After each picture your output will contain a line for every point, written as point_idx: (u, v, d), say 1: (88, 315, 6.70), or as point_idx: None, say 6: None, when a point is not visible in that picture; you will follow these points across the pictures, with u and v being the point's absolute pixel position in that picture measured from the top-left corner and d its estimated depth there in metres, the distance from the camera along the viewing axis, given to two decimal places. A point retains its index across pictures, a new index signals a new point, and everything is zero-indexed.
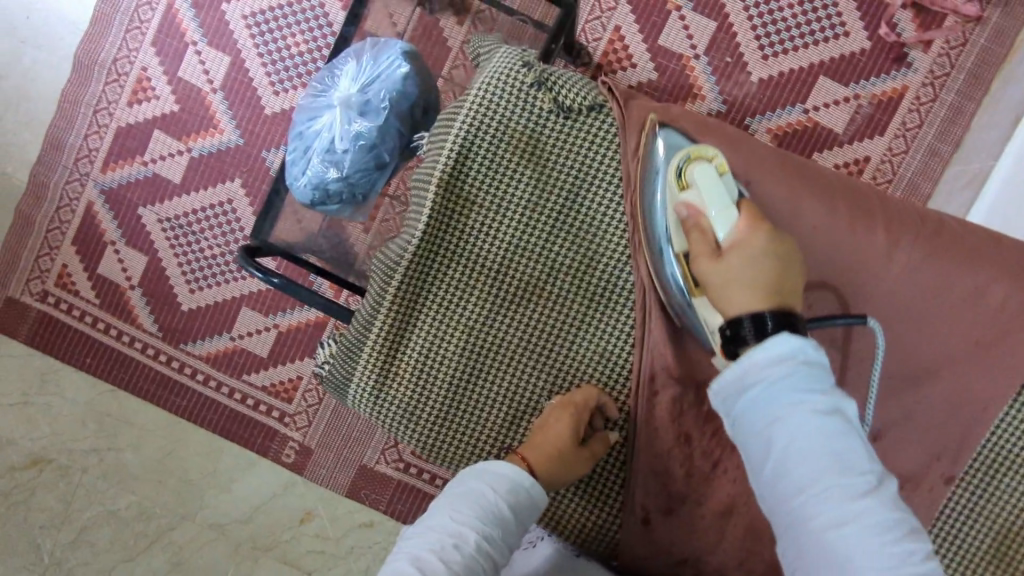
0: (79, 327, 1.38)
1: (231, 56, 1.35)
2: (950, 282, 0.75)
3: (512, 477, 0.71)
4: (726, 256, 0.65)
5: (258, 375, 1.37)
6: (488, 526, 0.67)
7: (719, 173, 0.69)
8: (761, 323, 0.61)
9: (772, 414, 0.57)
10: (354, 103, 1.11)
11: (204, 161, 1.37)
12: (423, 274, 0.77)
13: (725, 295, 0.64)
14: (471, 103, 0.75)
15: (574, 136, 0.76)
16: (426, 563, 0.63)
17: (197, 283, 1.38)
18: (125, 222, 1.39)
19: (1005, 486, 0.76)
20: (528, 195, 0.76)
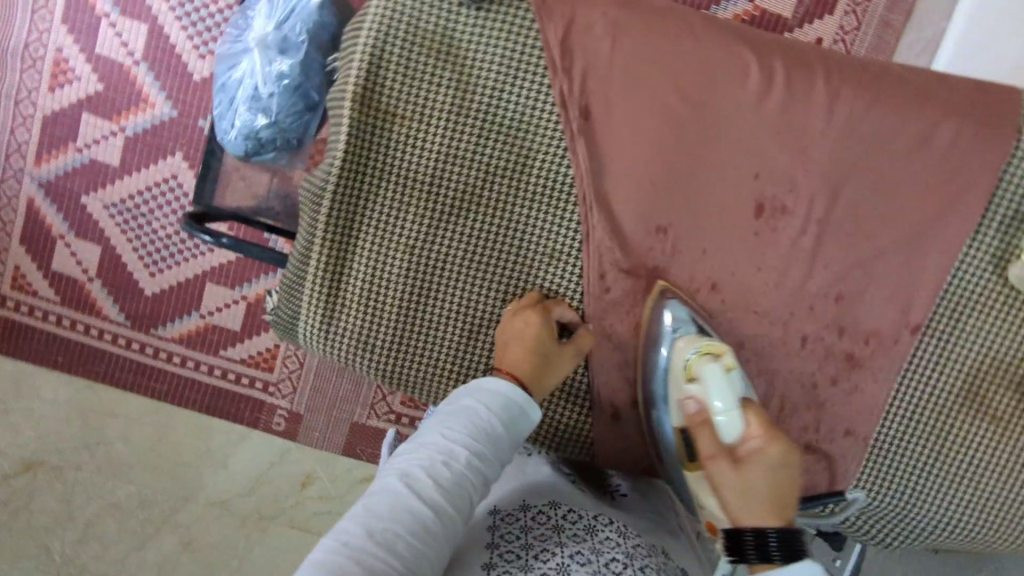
0: (46, 327, 1.36)
1: (148, 24, 1.27)
2: (902, 127, 0.72)
3: (504, 394, 0.65)
4: (742, 462, 0.58)
5: (236, 349, 1.35)
6: (481, 444, 0.61)
7: (727, 368, 0.66)
8: (766, 541, 0.53)
9: None
10: (271, 42, 1.06)
11: (140, 139, 1.30)
12: (354, 195, 0.73)
13: (734, 501, 0.57)
14: (375, 8, 0.71)
15: (489, 27, 0.71)
16: (415, 480, 0.57)
17: (155, 265, 1.34)
18: (71, 214, 1.33)
19: (971, 326, 0.75)
20: (451, 97, 0.72)
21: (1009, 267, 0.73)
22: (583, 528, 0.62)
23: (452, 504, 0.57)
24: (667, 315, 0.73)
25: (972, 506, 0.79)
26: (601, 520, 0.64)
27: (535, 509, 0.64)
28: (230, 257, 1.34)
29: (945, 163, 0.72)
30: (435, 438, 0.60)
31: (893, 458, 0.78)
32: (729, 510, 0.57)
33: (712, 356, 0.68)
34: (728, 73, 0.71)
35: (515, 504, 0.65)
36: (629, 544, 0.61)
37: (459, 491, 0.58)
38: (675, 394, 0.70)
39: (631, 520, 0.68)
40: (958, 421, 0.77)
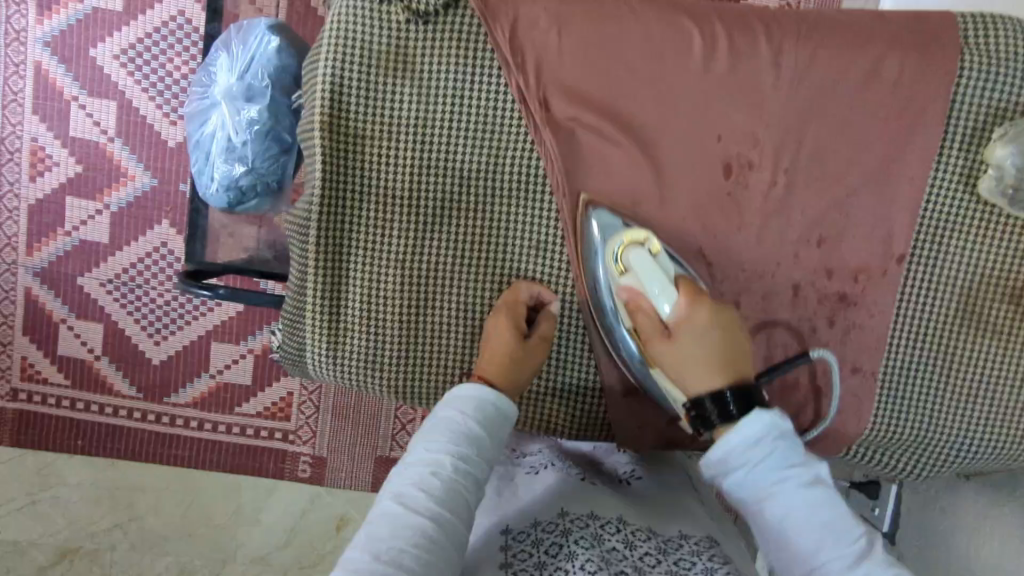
0: (59, 412, 1.37)
1: (116, 100, 1.31)
2: (849, 67, 0.75)
3: (476, 395, 0.68)
4: (675, 336, 0.68)
5: (251, 404, 1.36)
6: (463, 446, 0.64)
7: (654, 254, 0.72)
8: (723, 403, 0.64)
9: (760, 494, 0.59)
10: (237, 92, 1.09)
11: (126, 212, 1.33)
12: (338, 221, 0.75)
13: (678, 368, 0.68)
14: (328, 38, 0.73)
15: (438, 37, 0.73)
16: (409, 496, 0.60)
17: (158, 333, 1.36)
18: (69, 297, 1.35)
19: (955, 246, 0.77)
20: (415, 111, 0.74)
21: (980, 185, 0.75)
22: (590, 536, 0.62)
23: (447, 510, 0.60)
24: (595, 224, 0.75)
25: (988, 425, 0.79)
26: (609, 528, 0.64)
27: (546, 522, 0.64)
28: (231, 314, 1.35)
29: (896, 94, 0.75)
30: (418, 455, 0.63)
31: (902, 388, 0.79)
32: (681, 382, 0.69)
33: (636, 244, 0.72)
34: (672, 44, 0.74)
35: (525, 522, 0.66)
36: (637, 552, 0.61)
37: (452, 496, 0.61)
38: (607, 287, 0.74)
39: (641, 514, 0.68)
40: (960, 340, 0.78)
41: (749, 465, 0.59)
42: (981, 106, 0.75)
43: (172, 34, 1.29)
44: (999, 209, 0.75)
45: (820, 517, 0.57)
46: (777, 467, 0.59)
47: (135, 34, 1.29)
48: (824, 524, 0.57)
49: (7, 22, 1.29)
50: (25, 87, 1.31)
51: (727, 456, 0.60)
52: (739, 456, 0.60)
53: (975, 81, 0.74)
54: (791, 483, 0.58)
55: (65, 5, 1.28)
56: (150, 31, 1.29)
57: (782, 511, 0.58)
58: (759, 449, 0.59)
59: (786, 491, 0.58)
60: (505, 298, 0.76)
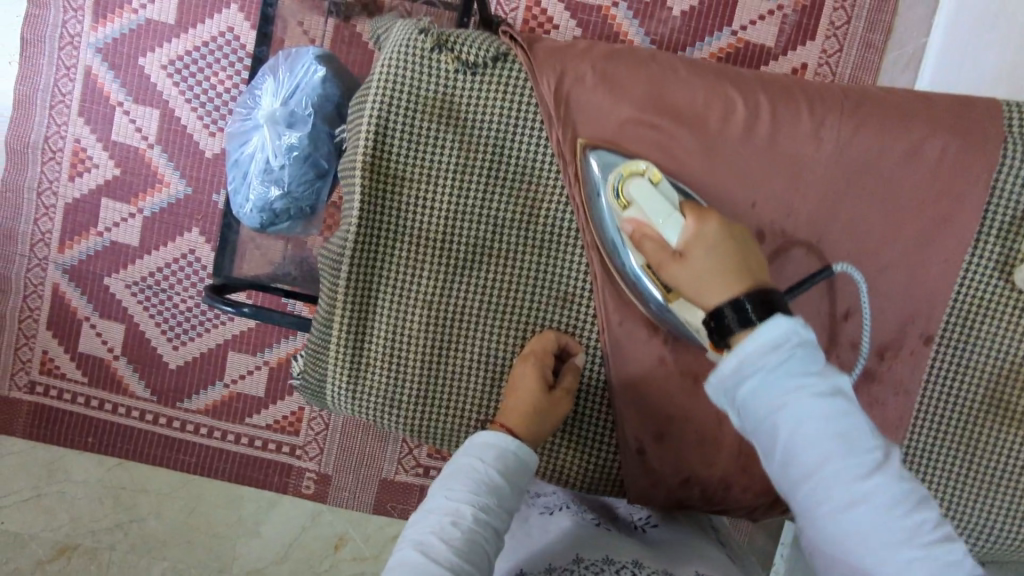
0: (74, 408, 1.38)
1: (160, 108, 1.34)
2: (890, 145, 0.75)
3: (497, 444, 0.69)
4: (687, 255, 0.62)
5: (260, 416, 1.37)
6: (483, 496, 0.64)
7: (654, 183, 0.69)
8: (741, 308, 0.56)
9: (773, 404, 0.52)
10: (280, 117, 1.11)
11: (158, 218, 1.36)
12: (370, 258, 0.76)
13: (696, 290, 0.61)
14: (377, 81, 0.75)
15: (484, 88, 0.75)
16: (429, 546, 0.59)
17: (178, 338, 1.37)
18: (95, 296, 1.38)
19: (985, 333, 0.76)
20: (456, 159, 0.75)
21: (1015, 273, 0.75)
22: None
23: (467, 560, 0.59)
24: (595, 166, 0.73)
25: (1007, 516, 0.78)
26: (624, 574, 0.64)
27: (561, 569, 0.65)
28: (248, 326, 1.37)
29: (935, 175, 0.75)
30: (439, 503, 0.63)
31: (921, 471, 0.78)
32: (697, 301, 0.61)
33: (636, 176, 0.70)
34: (713, 109, 0.75)
35: (540, 568, 0.66)
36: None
37: (471, 547, 0.61)
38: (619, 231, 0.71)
39: (660, 561, 0.68)
40: (986, 428, 0.77)
41: (766, 368, 0.53)
42: (1021, 195, 0.74)
43: (221, 49, 1.32)
44: None
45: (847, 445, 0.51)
46: (806, 388, 0.52)
47: (184, 46, 1.32)
48: (845, 448, 0.51)
49: (63, 26, 1.33)
50: (73, 89, 1.34)
51: (744, 370, 0.53)
52: (758, 361, 0.53)
53: (1016, 169, 0.74)
54: (812, 397, 0.52)
55: (120, 14, 1.32)
56: (199, 44, 1.32)
57: (797, 427, 0.52)
58: (781, 352, 0.52)
59: (807, 410, 0.52)
60: (533, 345, 0.76)
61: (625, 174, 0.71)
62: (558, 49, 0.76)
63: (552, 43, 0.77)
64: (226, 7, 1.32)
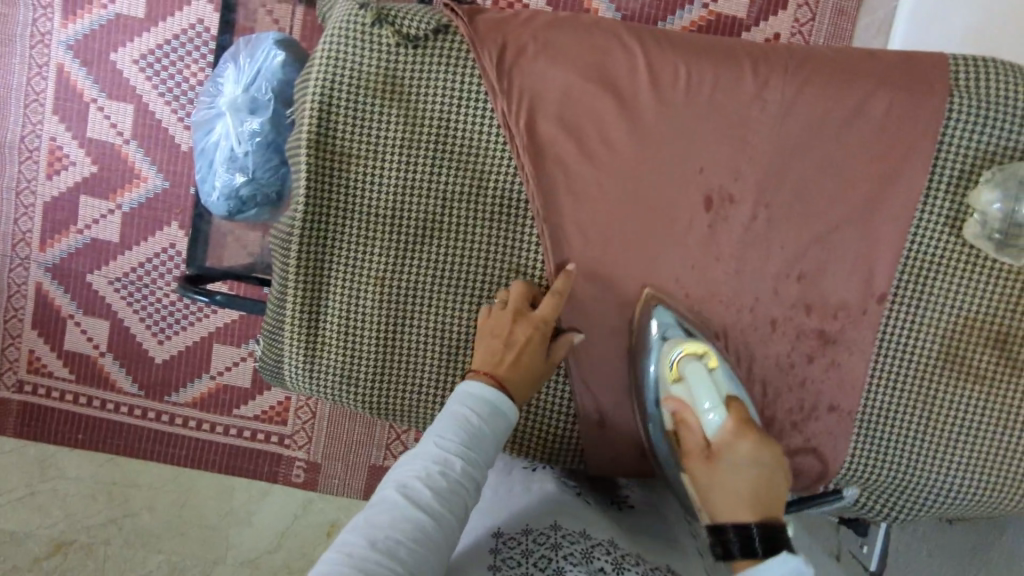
0: (64, 406, 1.40)
1: (133, 103, 1.34)
2: (839, 104, 0.74)
3: (492, 398, 0.67)
4: (717, 459, 0.62)
5: (247, 407, 1.38)
6: (473, 450, 0.62)
7: (709, 369, 0.72)
8: (747, 535, 0.56)
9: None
10: (241, 104, 1.11)
11: (137, 213, 1.36)
12: (320, 237, 0.77)
13: (707, 493, 0.62)
14: (319, 59, 0.75)
15: (427, 61, 0.75)
16: (411, 491, 0.58)
17: (162, 332, 1.38)
18: (78, 294, 1.38)
19: (939, 289, 0.76)
20: (401, 132, 0.75)
21: (965, 229, 0.75)
22: (581, 553, 0.61)
23: (446, 510, 0.57)
24: (655, 324, 0.77)
25: (969, 472, 0.78)
26: (601, 548, 0.62)
27: (536, 532, 0.64)
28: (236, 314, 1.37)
29: (884, 133, 0.75)
30: (430, 449, 0.61)
31: (882, 430, 0.78)
32: (712, 508, 0.61)
33: (693, 356, 0.73)
34: (659, 76, 0.75)
35: (516, 529, 0.65)
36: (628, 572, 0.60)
37: (454, 498, 0.59)
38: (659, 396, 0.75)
39: (636, 544, 0.67)
40: (944, 385, 0.77)
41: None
42: (969, 150, 0.74)
43: (190, 41, 1.32)
44: (985, 253, 0.75)
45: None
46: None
47: (154, 40, 1.32)
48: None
49: (33, 25, 1.32)
50: (46, 88, 1.34)
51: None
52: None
53: (964, 124, 0.74)
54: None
55: (89, 10, 1.31)
56: (169, 37, 1.32)
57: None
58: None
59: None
60: (543, 308, 0.74)
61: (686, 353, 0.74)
62: (499, 20, 0.76)
63: (494, 15, 0.77)
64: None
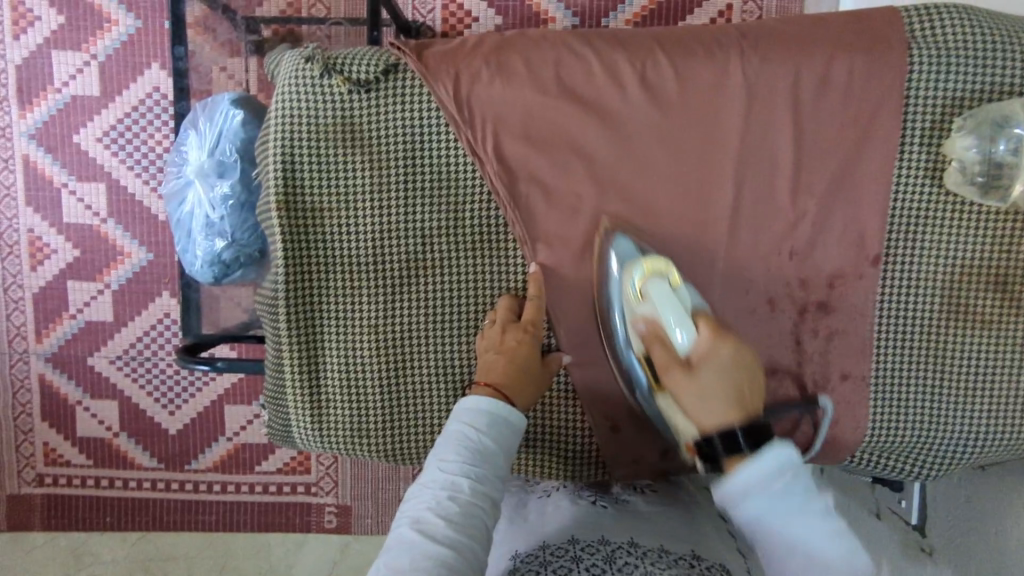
0: (87, 492, 1.39)
1: (104, 181, 1.33)
2: (800, 75, 0.74)
3: (488, 410, 0.67)
4: (697, 370, 0.61)
5: (269, 462, 1.37)
6: (479, 467, 0.63)
7: (673, 286, 0.70)
8: (732, 437, 0.57)
9: (783, 523, 0.54)
10: (209, 168, 1.10)
11: (127, 289, 1.35)
12: (305, 296, 0.76)
13: (697, 410, 0.60)
14: (275, 119, 0.74)
15: (382, 103, 0.74)
16: (426, 523, 0.58)
17: (172, 403, 1.38)
18: (82, 379, 1.37)
19: (928, 242, 0.75)
20: (367, 177, 0.74)
21: (946, 177, 0.74)
22: (602, 560, 0.62)
23: (466, 535, 0.58)
24: (613, 252, 0.74)
25: (993, 417, 0.77)
26: (621, 551, 0.63)
27: (553, 546, 0.65)
28: (241, 377, 1.37)
29: (849, 96, 0.74)
30: (436, 476, 0.61)
31: (896, 390, 0.78)
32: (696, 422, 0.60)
33: (656, 274, 0.70)
34: (617, 78, 0.74)
35: (534, 545, 0.66)
36: (651, 568, 0.60)
37: (470, 521, 0.59)
38: (623, 270, 0.72)
39: (655, 536, 0.67)
40: (950, 334, 0.77)
41: (777, 493, 0.54)
42: (937, 96, 0.73)
43: (151, 111, 1.31)
44: (969, 198, 0.74)
45: (802, 515, 0.54)
46: (799, 497, 0.54)
47: (114, 115, 1.31)
48: (807, 504, 0.55)
49: None
50: (16, 180, 1.33)
51: (750, 498, 0.55)
52: (762, 488, 0.54)
53: (926, 73, 0.73)
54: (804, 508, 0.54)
55: (46, 96, 1.31)
56: (129, 110, 1.31)
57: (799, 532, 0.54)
58: (783, 478, 0.55)
59: (803, 509, 0.54)
60: (526, 312, 0.74)
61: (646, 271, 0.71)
62: (448, 49, 0.74)
63: (442, 45, 0.76)
64: (146, 68, 1.30)
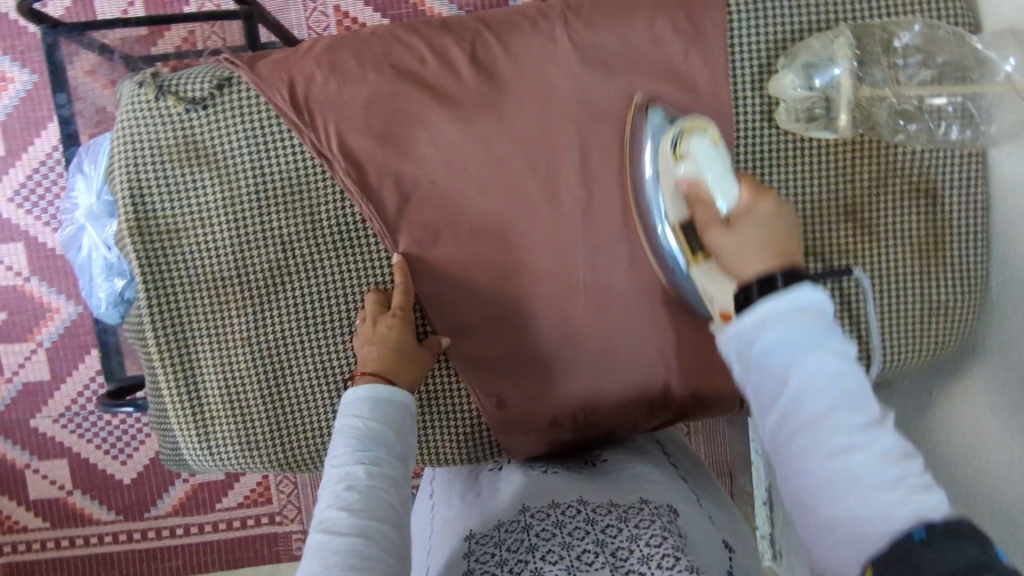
0: (49, 554, 1.38)
1: (23, 240, 1.30)
2: (630, 42, 0.75)
3: (372, 396, 0.66)
4: (736, 227, 0.62)
5: (228, 498, 1.37)
6: (372, 451, 0.62)
7: (715, 145, 0.68)
8: (772, 281, 0.55)
9: (790, 356, 0.50)
10: (99, 209, 1.07)
11: (60, 345, 1.33)
12: (173, 317, 0.77)
13: (738, 255, 0.60)
14: (117, 147, 0.75)
15: (220, 118, 0.75)
16: (329, 521, 0.57)
17: (122, 453, 1.36)
18: (28, 441, 1.35)
19: (774, 180, 0.77)
20: (216, 192, 0.75)
21: (778, 118, 0.76)
22: (553, 524, 0.62)
23: (373, 519, 0.58)
24: (647, 126, 0.72)
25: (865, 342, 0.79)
26: (570, 511, 0.64)
27: (507, 522, 0.64)
28: None
29: (677, 52, 0.75)
30: (331, 472, 0.60)
31: None
32: (735, 271, 0.60)
33: (700, 133, 0.68)
34: (451, 66, 0.75)
35: (492, 525, 0.65)
36: (600, 527, 0.61)
37: (374, 504, 0.59)
38: (661, 181, 0.70)
39: (605, 493, 0.68)
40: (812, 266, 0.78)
41: (791, 326, 0.51)
42: (759, 42, 0.75)
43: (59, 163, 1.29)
44: (807, 134, 0.75)
45: (831, 387, 0.49)
46: (820, 330, 0.51)
47: (22, 173, 1.28)
48: (850, 408, 0.48)
49: None
50: None
51: (761, 334, 0.52)
52: (775, 325, 0.52)
53: (746, 23, 0.75)
54: (839, 347, 0.51)
55: None
56: (36, 164, 1.28)
57: (808, 376, 0.49)
58: (806, 315, 0.52)
59: (818, 357, 0.50)
60: (393, 299, 0.75)
61: (686, 129, 0.69)
62: (279, 57, 0.75)
63: (276, 55, 0.76)
64: (46, 121, 1.28)
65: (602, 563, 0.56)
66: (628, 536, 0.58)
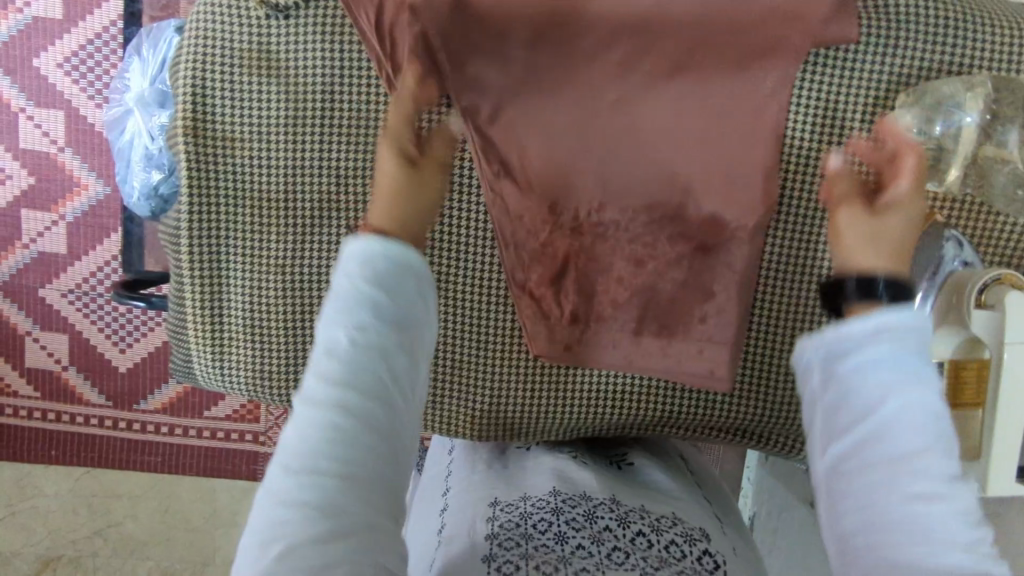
0: (35, 424, 1.38)
1: (64, 109, 1.26)
2: (748, 32, 0.68)
3: (356, 249, 0.49)
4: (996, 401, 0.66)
5: (218, 408, 1.36)
6: (363, 318, 0.47)
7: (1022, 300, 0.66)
8: (872, 285, 0.52)
9: (883, 383, 0.45)
10: (150, 98, 1.03)
11: (81, 222, 1.30)
12: (211, 228, 0.74)
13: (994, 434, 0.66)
14: (188, 39, 0.71)
15: (299, 30, 0.70)
16: (307, 395, 0.46)
17: (123, 341, 1.35)
18: (32, 310, 1.34)
19: None
20: (280, 109, 0.71)
21: None
22: (582, 515, 0.61)
23: (359, 409, 0.45)
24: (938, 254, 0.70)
25: None
26: (602, 507, 0.63)
27: (535, 498, 0.64)
28: None
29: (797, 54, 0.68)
30: (315, 329, 0.47)
31: None
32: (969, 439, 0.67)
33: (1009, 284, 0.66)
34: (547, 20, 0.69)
35: (515, 496, 0.66)
36: (631, 532, 0.59)
37: (359, 387, 0.45)
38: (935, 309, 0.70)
39: (636, 497, 0.68)
40: None
41: (903, 350, 0.45)
42: (882, 67, 0.68)
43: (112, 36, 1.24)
44: None
45: (926, 421, 0.44)
46: (921, 361, 0.46)
47: (76, 40, 1.24)
48: (943, 452, 0.44)
49: None
50: None
51: (870, 348, 0.46)
52: (888, 340, 0.46)
53: (875, 45, 0.68)
54: (931, 386, 0.45)
55: (6, 15, 1.23)
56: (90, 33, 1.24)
57: (907, 416, 0.44)
58: (917, 363, 0.45)
59: (912, 401, 0.44)
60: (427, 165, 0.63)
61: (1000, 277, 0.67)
62: None
63: None
64: None
65: (633, 565, 0.53)
66: (658, 549, 0.57)
